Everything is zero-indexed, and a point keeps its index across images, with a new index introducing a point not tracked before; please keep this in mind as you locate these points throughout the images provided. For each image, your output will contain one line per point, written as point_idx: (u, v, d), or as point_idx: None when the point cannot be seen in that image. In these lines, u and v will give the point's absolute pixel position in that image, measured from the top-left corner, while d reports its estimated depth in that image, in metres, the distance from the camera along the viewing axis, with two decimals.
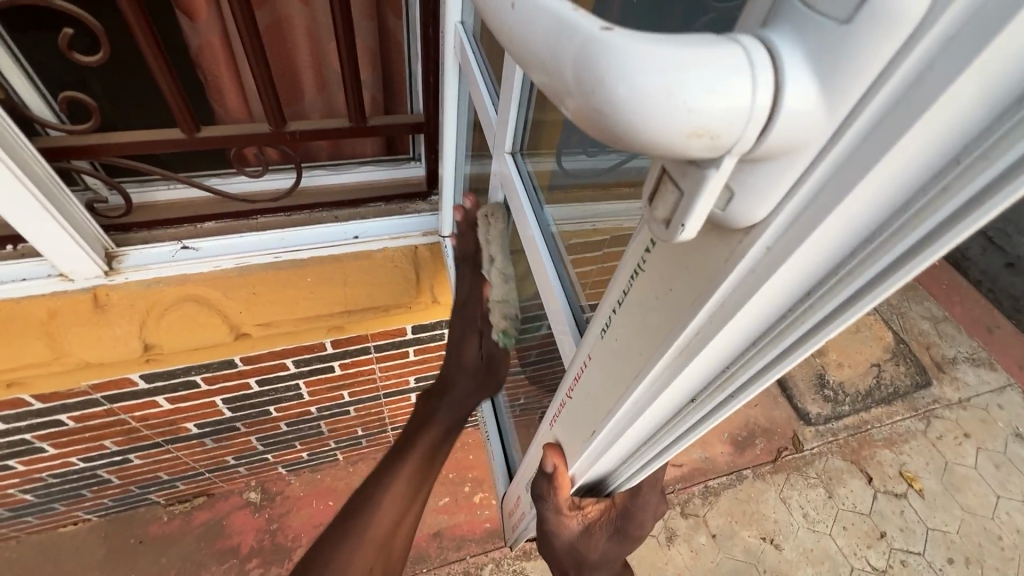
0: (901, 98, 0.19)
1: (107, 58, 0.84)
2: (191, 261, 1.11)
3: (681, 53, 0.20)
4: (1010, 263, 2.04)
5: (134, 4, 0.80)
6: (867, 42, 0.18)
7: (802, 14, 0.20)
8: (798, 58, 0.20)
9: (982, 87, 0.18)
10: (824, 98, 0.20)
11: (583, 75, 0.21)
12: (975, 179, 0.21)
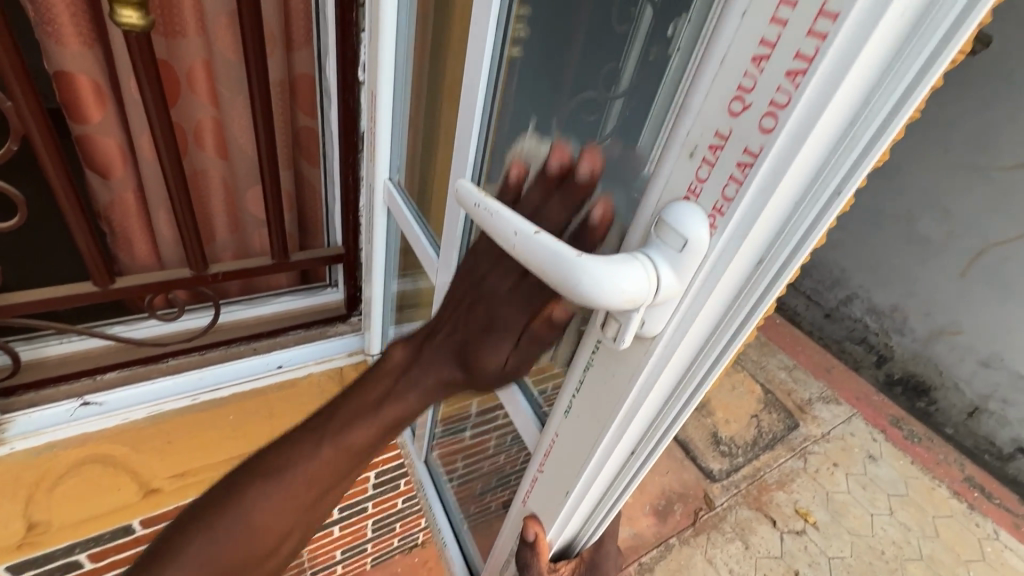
0: (711, 258, 0.29)
1: (24, 221, 0.84)
2: (94, 418, 1.05)
3: (609, 258, 0.28)
4: (828, 313, 2.51)
5: (64, 169, 0.83)
6: (692, 241, 0.28)
7: (661, 235, 0.29)
8: (660, 258, 0.29)
9: (755, 242, 0.28)
10: (672, 271, 0.29)
11: (556, 278, 0.29)
12: (767, 279, 0.30)
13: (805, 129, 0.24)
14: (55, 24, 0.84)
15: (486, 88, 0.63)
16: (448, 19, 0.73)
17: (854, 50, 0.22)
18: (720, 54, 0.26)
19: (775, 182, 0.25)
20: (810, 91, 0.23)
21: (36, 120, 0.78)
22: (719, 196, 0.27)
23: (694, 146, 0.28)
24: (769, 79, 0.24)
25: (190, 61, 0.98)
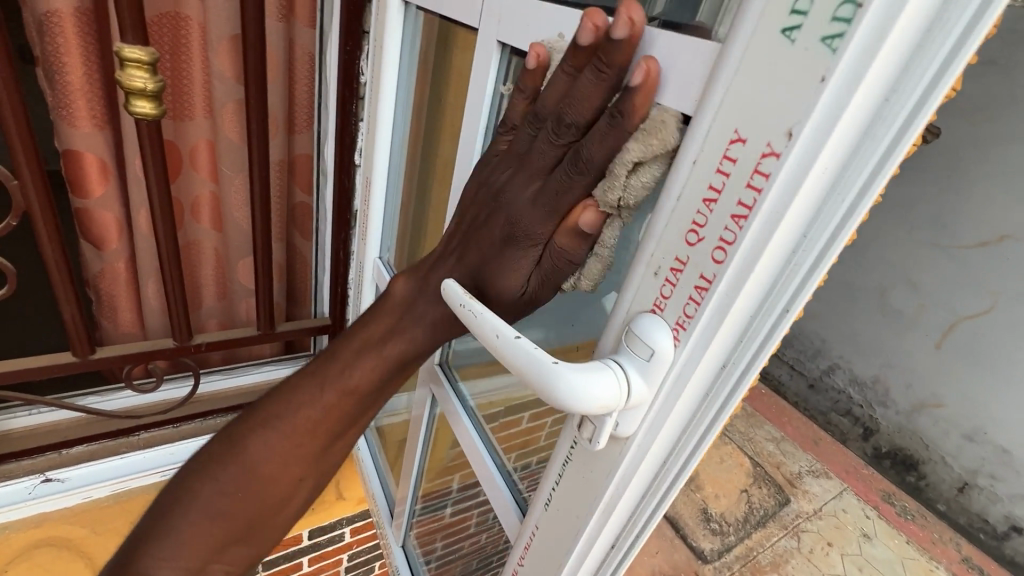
0: (678, 365, 0.32)
1: (10, 291, 0.84)
2: (54, 496, 1.00)
3: (580, 370, 0.31)
4: (812, 384, 2.50)
5: (55, 233, 0.83)
6: (661, 353, 0.32)
7: (632, 351, 0.33)
8: (633, 370, 0.33)
9: (716, 353, 0.31)
10: (643, 379, 0.33)
11: (535, 383, 0.31)
12: (729, 385, 0.32)
13: (749, 261, 0.28)
14: (71, 107, 0.89)
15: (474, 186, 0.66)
16: (438, 112, 0.79)
17: (784, 201, 0.26)
18: (677, 193, 0.31)
19: (728, 304, 0.29)
20: (751, 230, 0.27)
21: (39, 199, 0.79)
22: (681, 312, 0.31)
23: (658, 267, 0.32)
24: (718, 216, 0.29)
25: (194, 141, 1.04)
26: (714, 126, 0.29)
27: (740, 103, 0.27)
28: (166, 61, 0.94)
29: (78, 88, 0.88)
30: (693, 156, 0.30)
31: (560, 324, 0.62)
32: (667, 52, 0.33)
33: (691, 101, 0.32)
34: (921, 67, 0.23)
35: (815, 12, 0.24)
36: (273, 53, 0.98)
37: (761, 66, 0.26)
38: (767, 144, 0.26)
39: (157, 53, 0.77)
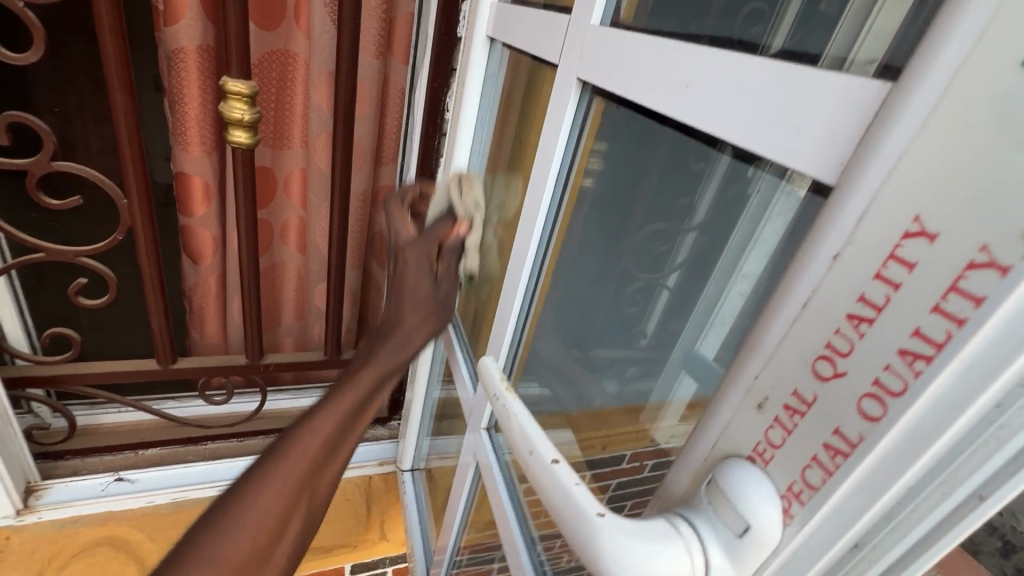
0: (799, 545, 0.23)
1: (110, 300, 0.92)
2: (123, 496, 1.04)
3: (632, 531, 0.27)
4: None
5: (152, 244, 0.88)
6: (764, 528, 0.24)
7: (712, 516, 0.26)
8: (716, 546, 0.25)
9: (854, 532, 0.22)
10: (728, 559, 0.25)
11: (582, 536, 0.28)
12: (866, 573, 0.23)
13: (929, 426, 0.19)
14: (186, 134, 0.97)
15: (543, 228, 0.58)
16: (519, 149, 0.72)
17: (1006, 345, 0.17)
18: (803, 300, 0.23)
19: (885, 479, 0.20)
20: (936, 381, 0.19)
21: (142, 217, 0.84)
22: (798, 476, 0.23)
23: (765, 399, 0.25)
24: (875, 350, 0.21)
25: (289, 169, 1.09)
26: (873, 212, 0.21)
27: (930, 178, 0.19)
28: (271, 95, 1.00)
29: (194, 117, 0.95)
30: (834, 249, 0.22)
31: (630, 371, 0.59)
32: (796, 99, 0.25)
33: (834, 167, 0.24)
34: None
35: None
36: (367, 87, 1.00)
37: (979, 127, 0.18)
38: (981, 249, 0.17)
39: (257, 87, 0.82)
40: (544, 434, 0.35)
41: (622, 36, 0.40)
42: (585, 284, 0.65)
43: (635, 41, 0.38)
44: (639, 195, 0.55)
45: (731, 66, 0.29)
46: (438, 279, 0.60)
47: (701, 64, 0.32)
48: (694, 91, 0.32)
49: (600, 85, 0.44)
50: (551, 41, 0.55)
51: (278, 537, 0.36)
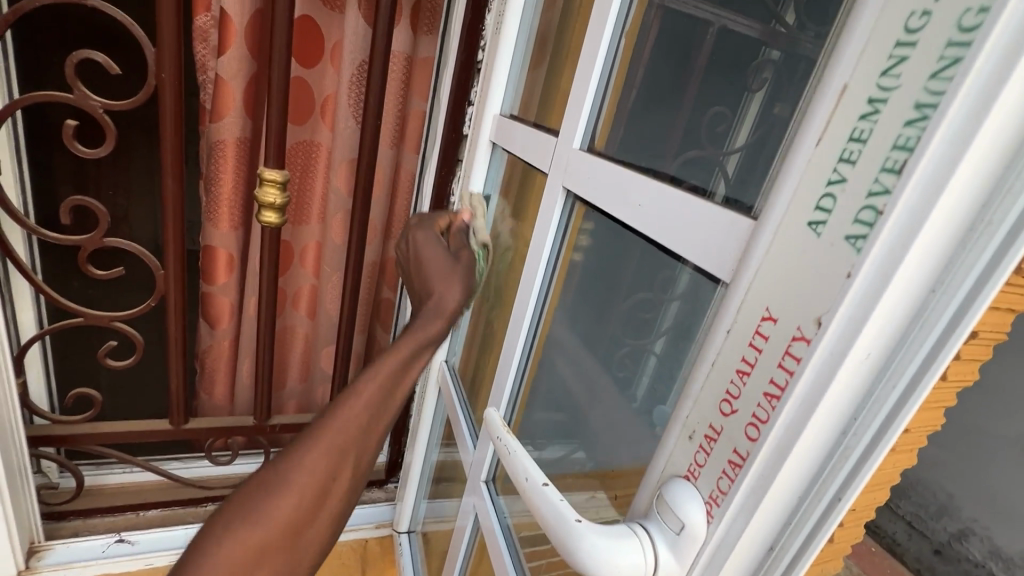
0: (722, 543, 0.31)
1: (135, 361, 0.99)
2: (122, 557, 1.05)
3: (597, 533, 0.35)
4: (939, 550, 1.74)
5: (180, 309, 0.96)
6: (695, 524, 0.32)
7: (662, 520, 0.34)
8: (664, 547, 0.33)
9: (759, 528, 0.30)
10: (672, 554, 0.33)
11: (565, 541, 0.36)
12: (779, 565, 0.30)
13: (785, 444, 0.28)
14: (217, 213, 1.08)
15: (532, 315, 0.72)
16: (516, 230, 0.84)
17: (818, 386, 0.26)
18: (712, 358, 0.32)
19: (767, 483, 0.29)
20: (784, 412, 0.27)
21: (175, 285, 0.93)
22: (715, 486, 0.31)
23: (693, 431, 0.33)
24: (751, 392, 0.29)
25: (306, 242, 1.20)
26: (748, 299, 0.30)
27: (772, 280, 0.29)
28: (295, 179, 1.13)
29: (226, 199, 1.08)
30: (728, 324, 0.31)
31: (624, 434, 0.62)
32: (703, 226, 0.36)
33: (728, 269, 0.34)
34: (956, 279, 0.24)
35: (838, 213, 0.26)
36: (381, 172, 1.14)
37: (792, 250, 0.28)
38: (797, 328, 0.27)
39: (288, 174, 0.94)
40: (531, 459, 0.44)
41: (590, 159, 0.53)
42: (578, 348, 0.72)
43: (605, 165, 0.50)
44: (625, 274, 0.62)
45: (669, 194, 0.40)
46: (454, 250, 0.72)
47: (648, 189, 0.42)
48: (644, 208, 0.43)
49: (577, 191, 0.55)
50: (542, 152, 0.69)
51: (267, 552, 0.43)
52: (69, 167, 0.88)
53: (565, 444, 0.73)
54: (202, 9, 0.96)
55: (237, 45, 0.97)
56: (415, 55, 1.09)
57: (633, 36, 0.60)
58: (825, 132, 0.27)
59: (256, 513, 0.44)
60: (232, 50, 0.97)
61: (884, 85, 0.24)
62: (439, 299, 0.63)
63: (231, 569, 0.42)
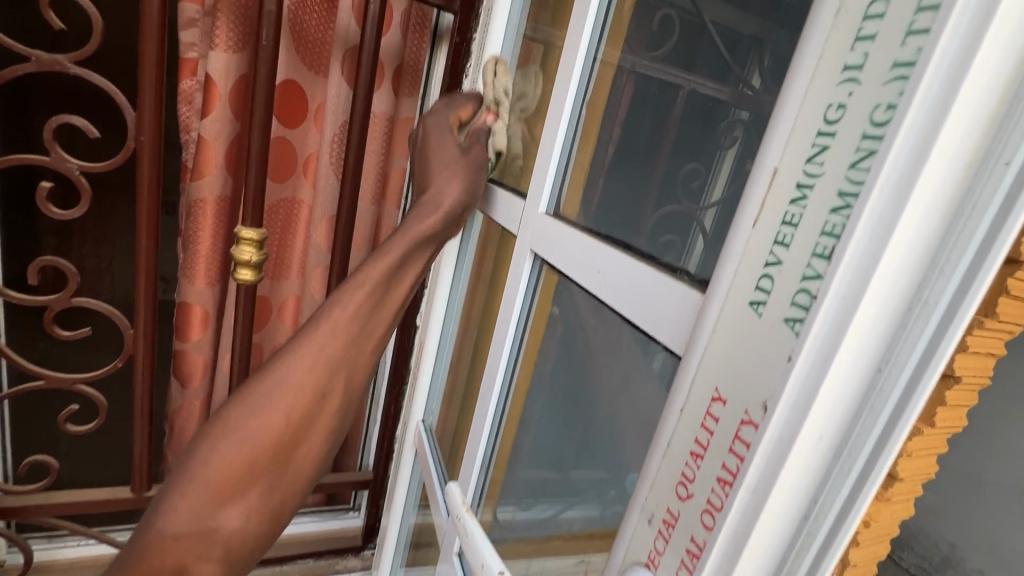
0: None
1: (98, 425, 0.94)
2: None
3: None
4: None
5: (148, 371, 0.93)
6: None
7: None
8: None
9: None
10: None
11: None
12: None
13: (742, 527, 0.29)
14: (193, 271, 1.07)
15: (501, 387, 0.74)
16: (492, 287, 0.84)
17: (770, 468, 0.28)
18: (666, 441, 0.35)
19: (729, 566, 0.30)
20: (738, 498, 0.29)
21: (144, 346, 0.91)
22: (676, 571, 0.33)
23: (652, 515, 0.36)
24: (707, 473, 0.32)
25: (285, 297, 1.19)
26: (697, 380, 0.33)
27: (717, 358, 0.32)
28: (275, 235, 1.14)
29: (203, 257, 1.07)
30: (680, 405, 0.34)
31: (609, 492, 0.61)
32: (656, 299, 0.39)
33: (680, 341, 0.36)
34: (893, 372, 0.27)
35: (777, 291, 0.29)
36: (362, 228, 1.15)
37: (737, 335, 0.31)
38: (746, 411, 0.30)
39: (266, 233, 0.94)
40: None
41: (555, 225, 0.54)
42: (561, 404, 0.74)
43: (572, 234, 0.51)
44: (596, 350, 0.64)
45: (626, 267, 0.42)
46: (465, 147, 0.71)
47: (609, 258, 0.44)
48: (605, 275, 0.45)
49: (547, 258, 0.55)
50: (512, 216, 0.74)
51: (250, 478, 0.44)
52: (42, 228, 0.88)
53: (555, 503, 0.73)
54: (189, 73, 0.99)
55: (221, 108, 0.99)
56: (397, 115, 1.12)
57: (595, 109, 0.68)
58: (761, 217, 0.30)
59: (231, 437, 0.44)
60: (215, 112, 0.99)
61: (809, 171, 0.28)
62: (436, 192, 0.64)
63: (200, 508, 0.42)
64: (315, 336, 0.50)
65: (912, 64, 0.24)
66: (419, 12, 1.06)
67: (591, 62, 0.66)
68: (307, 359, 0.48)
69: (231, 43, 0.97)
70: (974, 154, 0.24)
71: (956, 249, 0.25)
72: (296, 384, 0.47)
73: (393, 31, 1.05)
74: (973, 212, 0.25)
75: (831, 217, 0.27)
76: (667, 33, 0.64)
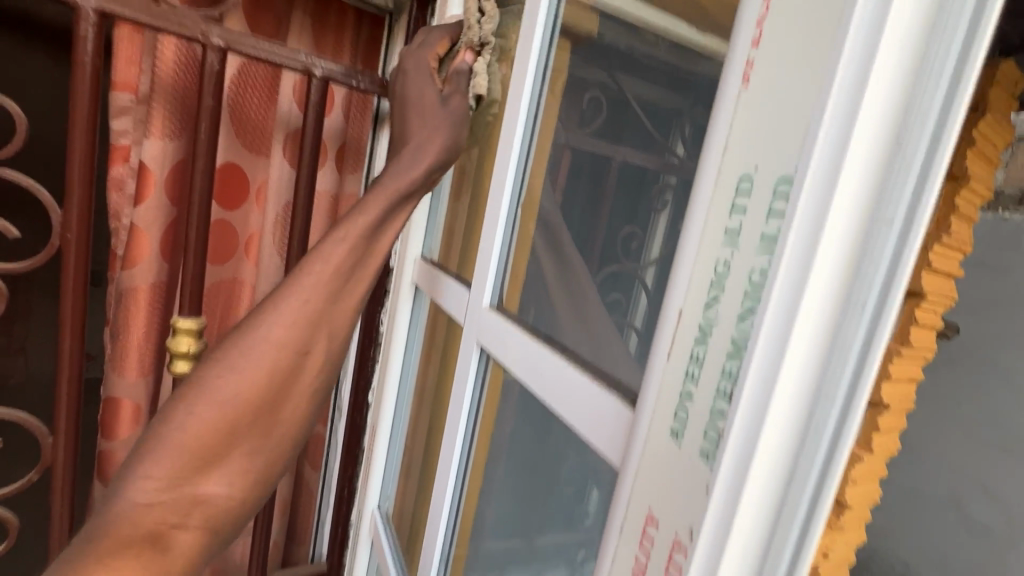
0: None
1: (8, 548, 0.84)
2: None
3: None
4: None
5: (69, 482, 0.85)
6: None
7: None
8: None
9: None
10: None
11: None
12: None
13: None
14: (124, 363, 1.01)
15: (458, 471, 0.76)
16: (446, 363, 0.86)
17: None
18: (611, 551, 0.38)
19: None
20: None
21: (66, 455, 0.83)
22: None
23: None
24: None
25: None
26: (634, 493, 0.36)
27: (648, 476, 0.35)
28: (215, 320, 1.10)
29: (135, 346, 1.01)
30: (620, 516, 0.37)
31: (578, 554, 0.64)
32: (592, 401, 0.45)
33: (617, 449, 0.42)
34: (800, 481, 0.29)
35: (694, 422, 0.32)
36: None
37: (664, 454, 0.34)
38: (675, 533, 0.32)
39: (205, 321, 0.90)
40: None
41: (504, 327, 0.63)
42: (526, 467, 0.76)
43: (529, 342, 0.58)
44: (554, 440, 0.64)
45: (562, 370, 0.50)
46: (444, 98, 0.72)
47: (550, 360, 0.53)
48: (544, 373, 0.53)
49: (503, 362, 0.64)
50: (458, 306, 0.76)
51: (209, 459, 0.49)
52: None
53: None
54: (120, 160, 0.97)
55: (156, 194, 0.97)
56: (341, 191, 1.14)
57: (536, 192, 0.72)
58: (673, 347, 0.34)
59: (197, 403, 0.50)
60: (149, 199, 0.96)
61: (709, 312, 0.32)
62: (419, 140, 0.67)
63: (159, 486, 0.46)
64: (259, 369, 0.53)
65: (775, 236, 0.29)
66: (360, 96, 1.10)
67: (528, 142, 0.69)
68: (274, 328, 0.55)
69: (167, 131, 0.96)
70: (834, 309, 0.28)
71: (827, 390, 0.29)
72: (274, 342, 0.54)
73: (334, 113, 1.08)
74: (843, 354, 0.28)
75: (727, 355, 0.30)
76: (595, 113, 0.71)
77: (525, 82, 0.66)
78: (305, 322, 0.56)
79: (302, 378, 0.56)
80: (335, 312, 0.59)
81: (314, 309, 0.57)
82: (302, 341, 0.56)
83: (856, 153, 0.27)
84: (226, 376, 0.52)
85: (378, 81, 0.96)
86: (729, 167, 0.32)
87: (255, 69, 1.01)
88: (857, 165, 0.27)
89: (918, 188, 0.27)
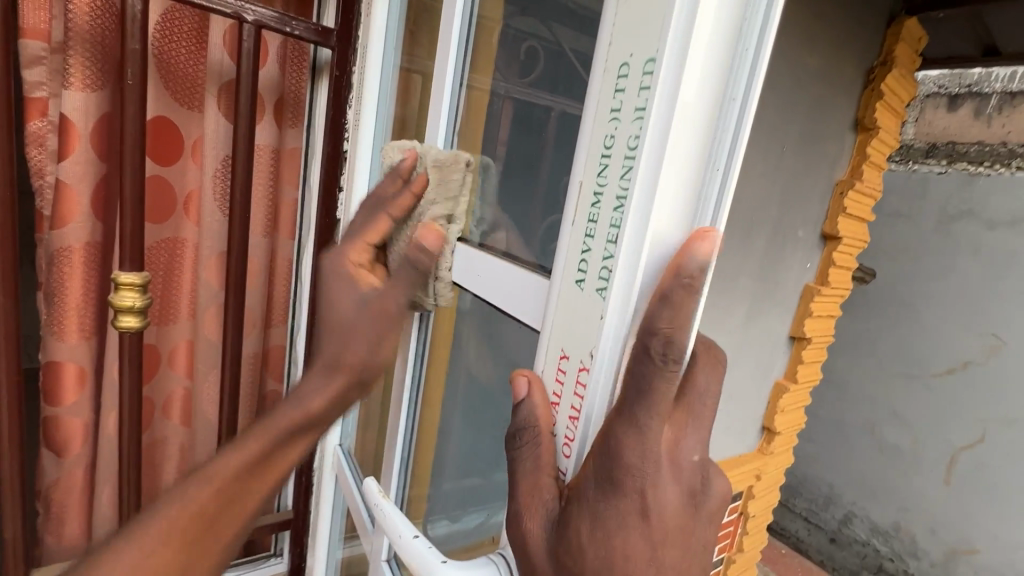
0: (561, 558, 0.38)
1: None
2: None
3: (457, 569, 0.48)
4: (832, 537, 2.33)
5: (15, 441, 0.84)
6: None
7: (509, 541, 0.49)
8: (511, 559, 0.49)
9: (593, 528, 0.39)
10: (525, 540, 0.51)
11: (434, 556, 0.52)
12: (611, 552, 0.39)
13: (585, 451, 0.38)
14: (63, 324, 0.98)
15: (412, 392, 0.84)
16: None
17: (601, 396, 0.37)
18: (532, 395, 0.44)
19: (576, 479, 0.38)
20: (581, 429, 0.38)
21: (10, 414, 0.82)
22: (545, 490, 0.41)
23: None
24: (561, 415, 0.41)
25: (175, 342, 1.14)
26: (549, 344, 0.43)
27: (561, 329, 0.41)
28: (159, 279, 1.08)
29: (74, 307, 0.98)
30: (540, 366, 0.43)
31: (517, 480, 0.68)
32: (520, 286, 0.56)
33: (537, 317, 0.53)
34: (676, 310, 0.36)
35: (590, 275, 0.38)
36: (255, 262, 1.14)
37: (571, 307, 0.40)
38: (582, 363, 0.39)
39: (148, 276, 0.90)
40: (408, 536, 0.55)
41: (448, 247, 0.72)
42: (475, 407, 0.82)
43: (476, 255, 0.66)
44: (503, 352, 0.69)
45: (494, 268, 0.61)
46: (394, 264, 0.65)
47: (483, 265, 0.64)
48: (480, 277, 0.64)
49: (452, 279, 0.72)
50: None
51: None
52: None
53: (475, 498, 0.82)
54: (37, 113, 0.90)
55: (82, 148, 0.93)
56: (282, 146, 1.13)
57: (473, 128, 0.76)
58: (578, 213, 0.40)
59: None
60: (75, 154, 0.93)
61: (600, 182, 0.38)
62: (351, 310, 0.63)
63: None
64: (170, 534, 0.46)
65: (644, 108, 0.34)
66: (295, 47, 1.08)
67: (459, 84, 0.75)
68: (189, 502, 0.47)
69: (88, 81, 0.92)
70: (696, 163, 0.34)
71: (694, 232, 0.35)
72: (191, 512, 0.47)
73: (270, 64, 1.05)
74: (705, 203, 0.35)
75: (615, 208, 0.36)
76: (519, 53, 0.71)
77: (454, 23, 0.72)
78: (227, 493, 0.49)
79: (212, 555, 0.48)
80: (258, 481, 0.51)
81: (235, 484, 0.49)
82: (222, 510, 0.49)
83: (703, 26, 0.31)
84: (133, 546, 0.44)
85: (313, 28, 0.95)
86: (616, 54, 0.37)
87: (179, 17, 0.98)
88: (704, 37, 0.32)
89: (755, 55, 0.32)
